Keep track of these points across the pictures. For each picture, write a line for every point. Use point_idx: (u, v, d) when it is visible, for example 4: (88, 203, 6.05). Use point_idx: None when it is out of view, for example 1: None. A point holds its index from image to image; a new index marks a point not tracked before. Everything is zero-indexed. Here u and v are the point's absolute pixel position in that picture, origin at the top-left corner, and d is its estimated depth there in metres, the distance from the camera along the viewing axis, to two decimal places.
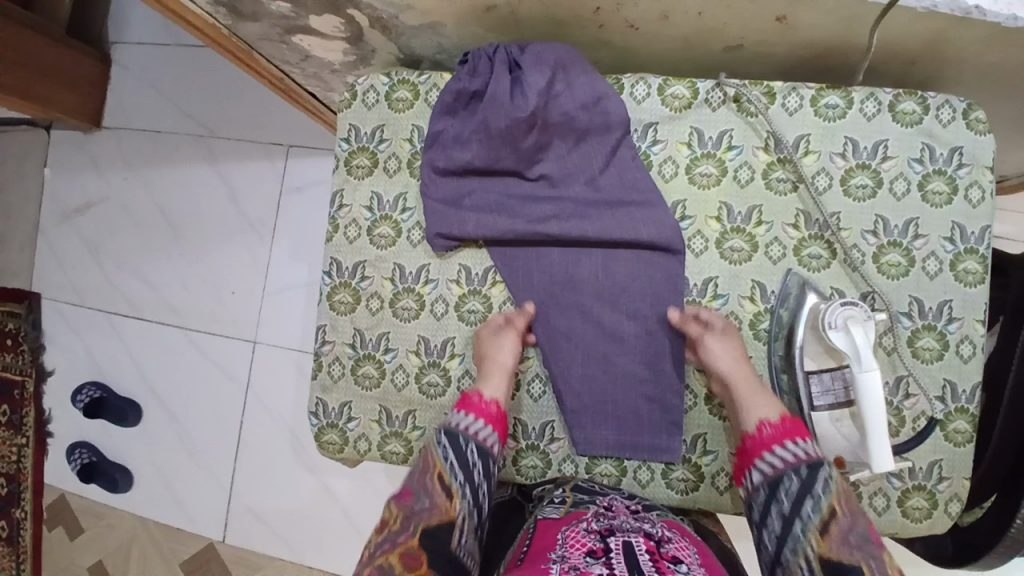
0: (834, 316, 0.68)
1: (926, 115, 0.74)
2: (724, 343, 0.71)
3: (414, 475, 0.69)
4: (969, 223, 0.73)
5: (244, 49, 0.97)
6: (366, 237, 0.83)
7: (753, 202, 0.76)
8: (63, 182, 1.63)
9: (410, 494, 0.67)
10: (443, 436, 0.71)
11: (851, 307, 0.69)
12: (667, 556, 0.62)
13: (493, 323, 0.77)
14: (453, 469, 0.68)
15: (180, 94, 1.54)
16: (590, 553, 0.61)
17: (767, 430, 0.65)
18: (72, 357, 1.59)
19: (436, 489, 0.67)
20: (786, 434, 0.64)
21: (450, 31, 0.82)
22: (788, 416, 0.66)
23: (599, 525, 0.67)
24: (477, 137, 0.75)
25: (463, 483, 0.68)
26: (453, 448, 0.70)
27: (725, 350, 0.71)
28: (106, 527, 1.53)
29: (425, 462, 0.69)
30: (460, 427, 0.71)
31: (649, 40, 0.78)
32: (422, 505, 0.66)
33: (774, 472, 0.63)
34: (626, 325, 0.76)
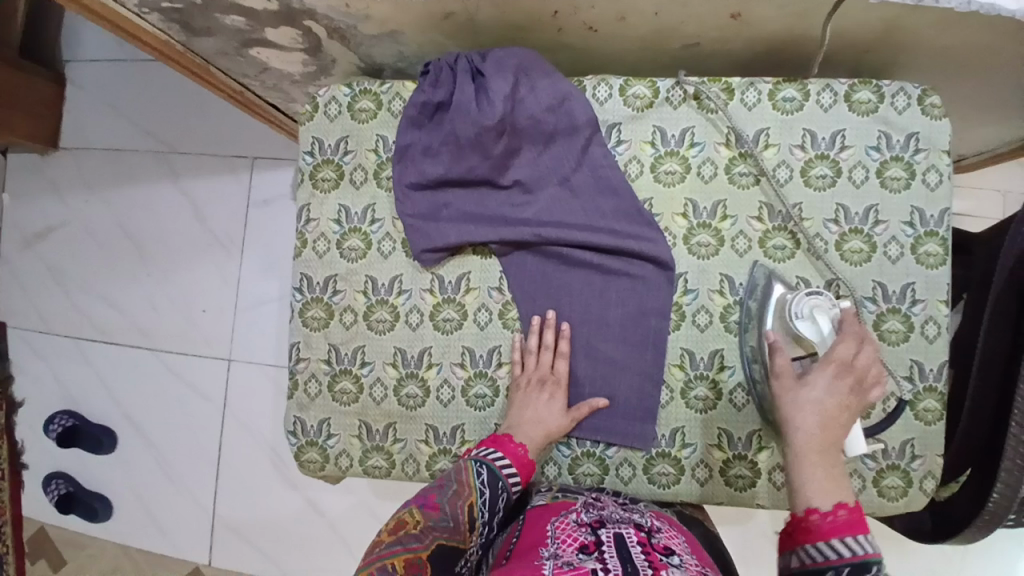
0: (800, 306, 0.69)
1: (881, 103, 0.75)
2: (816, 388, 0.62)
3: (443, 489, 0.67)
4: (927, 207, 0.75)
5: (201, 64, 0.95)
6: (336, 250, 0.82)
7: (717, 197, 0.77)
8: (21, 206, 1.58)
9: (436, 507, 0.65)
10: (483, 466, 0.70)
11: (815, 297, 0.70)
12: (658, 548, 0.62)
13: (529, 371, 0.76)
14: (483, 504, 0.68)
15: (139, 112, 1.51)
16: (581, 548, 0.61)
17: (813, 516, 0.58)
18: (42, 386, 1.55)
19: (463, 515, 0.66)
20: (843, 528, 0.56)
21: (409, 40, 0.81)
22: (846, 506, 0.57)
23: (589, 516, 0.68)
24: (447, 148, 0.75)
25: (487, 520, 0.68)
26: (489, 485, 0.69)
27: (816, 396, 0.62)
28: (87, 559, 1.49)
29: (459, 482, 0.68)
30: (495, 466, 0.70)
31: (609, 41, 0.78)
32: (447, 524, 0.64)
33: (817, 564, 0.56)
34: (605, 327, 0.77)
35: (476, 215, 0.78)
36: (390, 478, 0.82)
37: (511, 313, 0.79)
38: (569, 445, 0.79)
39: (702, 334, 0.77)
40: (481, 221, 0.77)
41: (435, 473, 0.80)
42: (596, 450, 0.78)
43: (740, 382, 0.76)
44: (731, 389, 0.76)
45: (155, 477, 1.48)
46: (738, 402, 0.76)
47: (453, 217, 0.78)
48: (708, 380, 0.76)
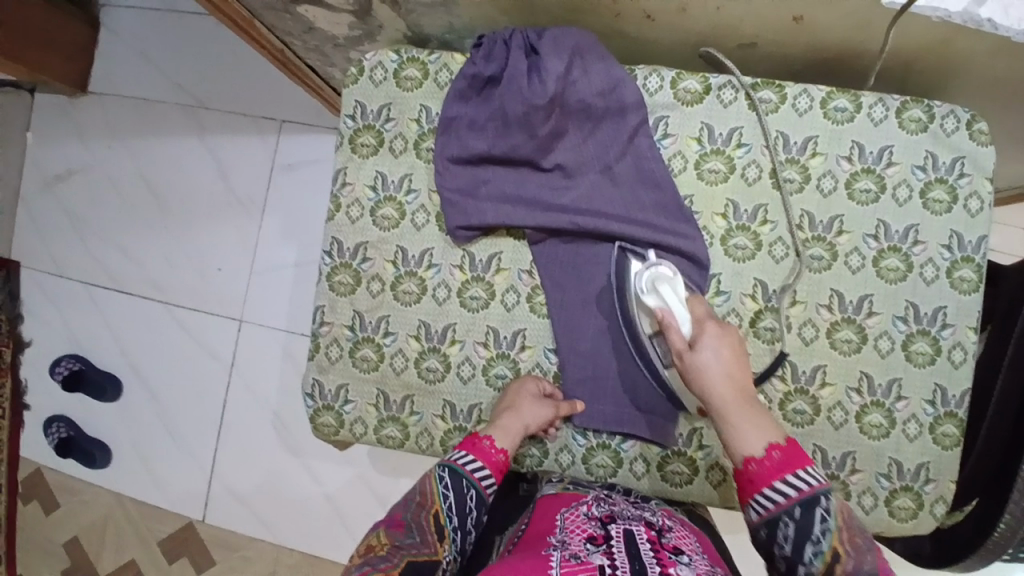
0: (642, 281, 0.72)
1: (932, 122, 0.75)
2: (707, 351, 0.65)
3: (408, 504, 0.66)
4: (967, 232, 0.75)
5: (246, 16, 0.94)
6: (369, 218, 0.81)
7: (759, 201, 0.76)
8: (45, 147, 1.58)
9: (401, 525, 0.64)
10: (445, 470, 0.69)
11: (655, 268, 0.72)
12: (668, 547, 0.62)
13: (528, 386, 0.76)
14: (449, 510, 0.67)
15: (171, 63, 1.50)
16: (590, 540, 0.61)
17: (752, 465, 0.60)
18: (51, 329, 1.55)
19: (429, 527, 0.64)
20: (780, 469, 0.58)
21: (461, 12, 0.81)
22: (778, 447, 0.60)
23: (600, 511, 0.68)
24: (493, 124, 0.75)
25: (456, 526, 0.66)
26: (453, 487, 0.68)
27: (710, 359, 0.64)
28: (81, 504, 1.50)
29: (422, 494, 0.67)
30: (461, 466, 0.70)
31: (663, 32, 0.77)
32: (414, 540, 0.62)
33: (771, 513, 0.57)
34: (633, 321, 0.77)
35: (514, 194, 0.77)
36: (403, 449, 0.83)
37: (538, 298, 0.79)
38: (585, 435, 0.79)
39: None
40: (518, 202, 0.77)
41: (448, 449, 0.80)
42: (611, 442, 0.78)
43: (764, 389, 0.76)
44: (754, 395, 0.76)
45: (156, 429, 1.49)
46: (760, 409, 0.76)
47: (491, 195, 0.78)
48: None
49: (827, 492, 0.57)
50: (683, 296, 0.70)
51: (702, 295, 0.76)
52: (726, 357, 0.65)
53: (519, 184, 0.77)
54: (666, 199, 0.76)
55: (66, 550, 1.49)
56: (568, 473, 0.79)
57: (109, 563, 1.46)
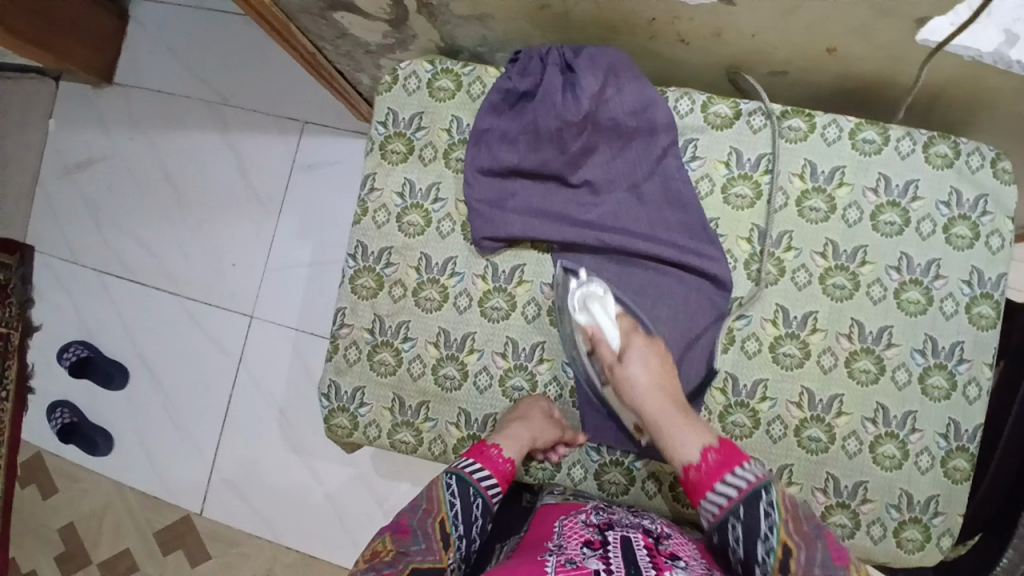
0: (574, 299, 0.76)
1: (956, 159, 0.76)
2: (633, 361, 0.71)
3: (415, 510, 0.67)
4: (987, 269, 0.75)
5: (282, 19, 0.95)
6: (395, 223, 0.82)
7: (784, 228, 0.77)
8: (67, 134, 1.59)
9: (407, 532, 0.65)
10: (453, 477, 0.69)
11: (587, 286, 0.76)
12: (665, 552, 0.62)
13: (540, 403, 0.77)
14: (456, 518, 0.66)
15: (198, 58, 1.52)
16: (587, 544, 0.62)
17: (692, 472, 0.62)
18: (61, 315, 1.55)
19: (435, 535, 0.65)
20: (717, 471, 0.60)
21: (497, 26, 0.82)
22: (712, 449, 0.62)
23: (599, 517, 0.69)
24: (524, 138, 0.76)
25: (462, 534, 0.66)
26: (460, 495, 0.68)
27: (635, 371, 0.70)
28: (80, 491, 1.50)
29: (430, 500, 0.67)
30: (469, 473, 0.70)
31: (696, 56, 0.78)
32: (419, 547, 0.63)
33: (720, 514, 0.59)
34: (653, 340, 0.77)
35: (541, 207, 0.78)
36: (415, 455, 0.83)
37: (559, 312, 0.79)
38: (598, 450, 0.79)
39: (748, 361, 0.77)
40: (545, 215, 0.78)
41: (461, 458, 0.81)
42: (624, 460, 0.78)
43: (780, 414, 0.76)
44: (770, 420, 0.76)
45: (160, 420, 1.48)
46: (775, 434, 0.76)
47: (518, 208, 0.78)
48: (748, 408, 0.76)
49: (769, 484, 0.58)
50: (613, 314, 0.75)
51: (723, 316, 0.77)
52: (649, 368, 0.70)
53: (547, 197, 0.78)
54: (692, 220, 0.77)
55: (62, 537, 1.48)
56: (580, 488, 0.80)
57: (104, 552, 1.45)
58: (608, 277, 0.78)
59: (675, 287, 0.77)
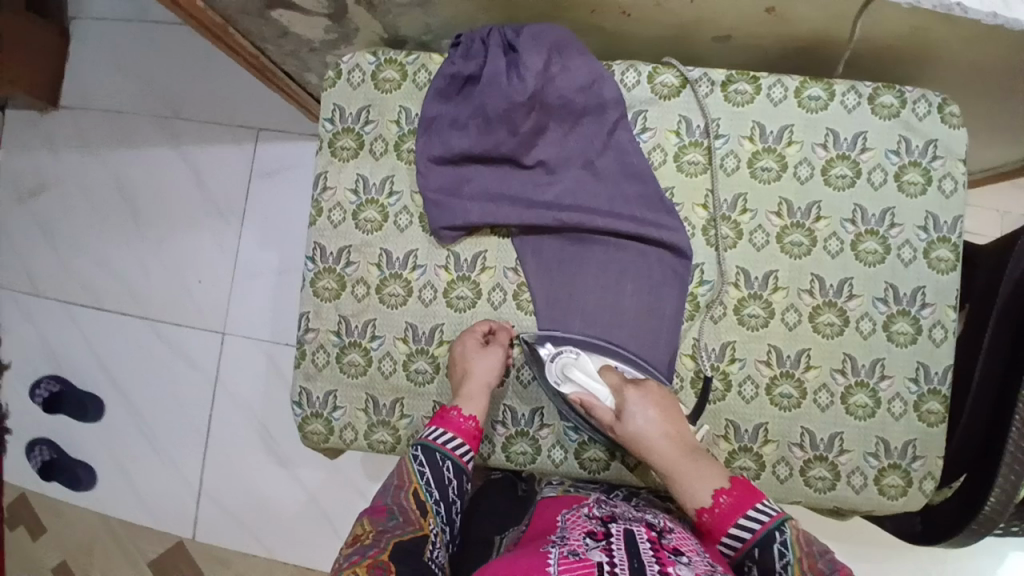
0: (553, 374, 0.74)
1: (903, 108, 0.76)
2: (636, 415, 0.69)
3: (387, 490, 0.67)
4: (942, 213, 0.76)
5: (220, 24, 0.92)
6: (352, 221, 0.81)
7: (738, 191, 0.77)
8: (16, 164, 1.54)
9: (383, 510, 0.65)
10: (419, 448, 0.69)
11: (561, 356, 0.74)
12: (669, 547, 0.59)
13: (468, 343, 0.75)
14: (428, 485, 0.67)
15: (144, 74, 1.48)
16: (589, 535, 0.61)
17: (707, 517, 0.63)
18: (28, 349, 1.51)
19: (410, 506, 0.65)
20: (730, 514, 0.62)
21: (437, 12, 0.80)
22: (724, 491, 0.63)
23: (601, 510, 0.67)
24: (474, 122, 0.75)
25: (438, 500, 0.67)
26: (428, 464, 0.68)
27: (641, 425, 0.68)
28: (66, 526, 1.46)
29: (400, 475, 0.68)
30: (432, 442, 0.70)
31: (639, 26, 0.78)
32: (397, 521, 0.64)
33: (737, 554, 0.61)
34: (620, 315, 0.77)
35: (497, 191, 0.77)
36: (394, 454, 0.82)
37: (525, 295, 0.78)
38: (577, 430, 0.78)
39: (716, 326, 0.77)
40: (501, 199, 0.77)
41: None
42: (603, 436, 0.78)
43: (750, 375, 0.76)
44: (741, 381, 0.77)
45: (141, 447, 1.46)
46: (748, 395, 0.76)
47: (473, 194, 0.77)
48: (719, 372, 0.77)
49: (783, 521, 0.60)
50: (593, 372, 0.74)
51: (686, 285, 0.77)
52: (654, 415, 0.69)
53: (501, 182, 0.77)
54: (648, 189, 0.76)
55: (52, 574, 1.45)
56: (561, 470, 0.79)
57: None
58: (569, 257, 0.78)
59: (637, 260, 0.77)
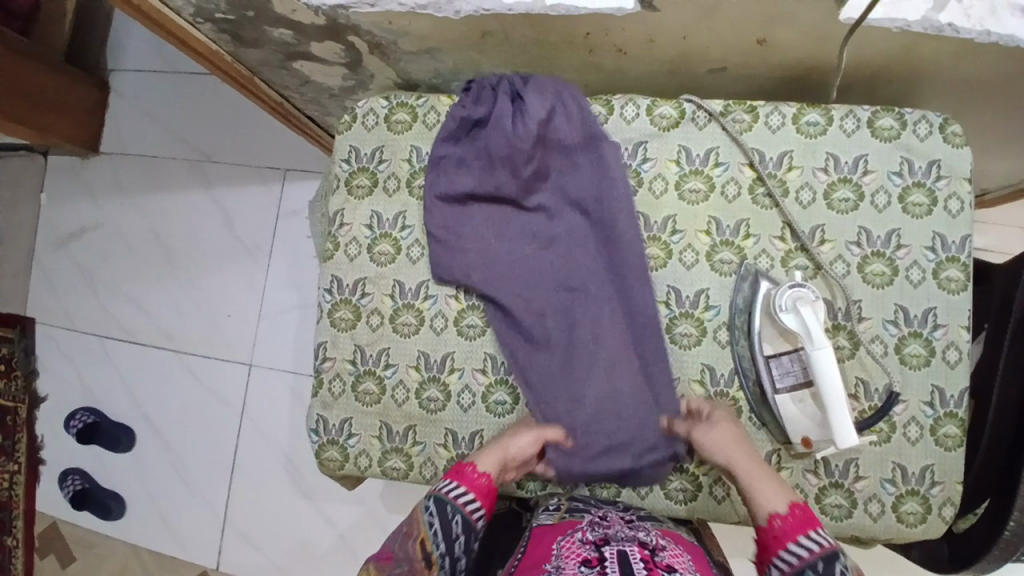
0: (783, 299, 0.70)
1: (903, 130, 0.77)
2: (721, 428, 0.72)
3: (397, 536, 0.70)
4: (949, 233, 0.76)
5: (246, 75, 0.99)
6: (366, 254, 0.84)
7: (740, 217, 0.79)
8: (59, 207, 1.64)
9: (389, 556, 0.69)
10: (431, 500, 0.71)
11: (799, 288, 0.70)
12: (661, 564, 0.63)
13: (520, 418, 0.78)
14: (435, 536, 0.69)
15: (178, 121, 1.57)
16: (585, 563, 0.62)
17: (777, 522, 0.65)
18: (65, 383, 1.58)
19: (417, 555, 0.68)
20: (799, 526, 0.64)
21: (446, 57, 0.85)
22: (797, 504, 0.66)
23: (594, 534, 0.68)
24: (479, 163, 0.80)
25: (444, 552, 0.69)
26: (438, 514, 0.70)
27: (724, 436, 0.72)
28: (97, 557, 1.50)
29: (410, 525, 0.70)
30: (446, 494, 0.71)
31: (637, 62, 0.81)
32: (402, 569, 0.67)
33: (794, 567, 0.63)
34: (619, 366, 0.77)
35: (499, 231, 0.81)
36: (408, 481, 0.83)
37: None
38: None
39: (727, 351, 0.77)
40: (501, 242, 0.81)
41: None
42: None
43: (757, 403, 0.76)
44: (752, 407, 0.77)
45: (170, 477, 1.50)
46: (759, 420, 0.77)
47: (475, 237, 0.81)
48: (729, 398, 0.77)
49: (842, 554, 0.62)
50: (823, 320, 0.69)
51: (690, 310, 0.78)
52: (735, 432, 0.72)
53: (502, 224, 0.81)
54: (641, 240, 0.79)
55: None
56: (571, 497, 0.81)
57: None
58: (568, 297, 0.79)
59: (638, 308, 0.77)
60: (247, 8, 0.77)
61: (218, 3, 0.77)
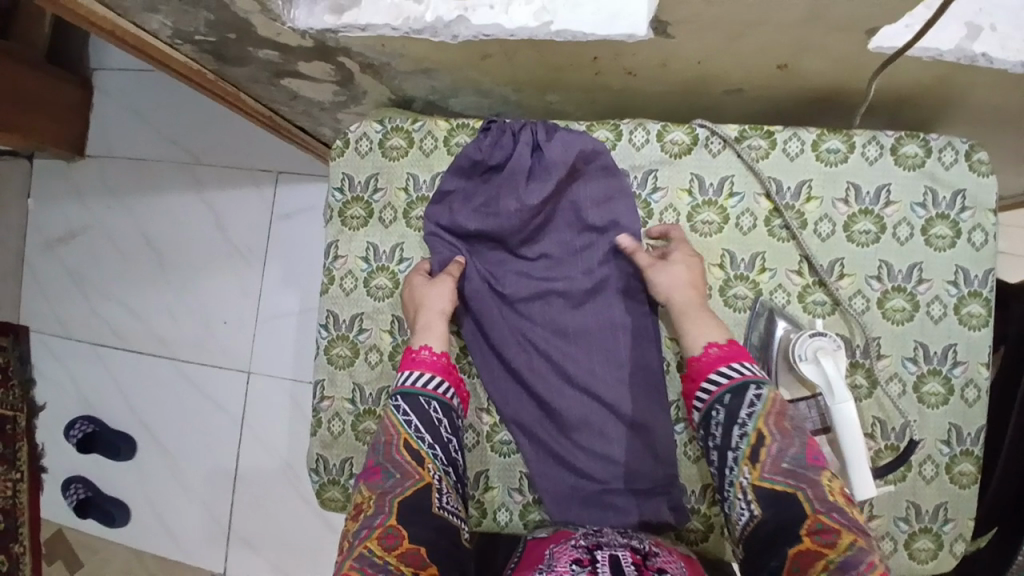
0: (803, 348, 0.68)
1: (928, 158, 0.73)
2: (664, 270, 0.72)
3: (377, 448, 0.66)
4: (972, 267, 0.73)
5: (231, 91, 0.93)
6: (363, 288, 0.81)
7: (756, 249, 0.75)
8: (47, 211, 1.59)
9: (377, 471, 0.64)
10: (401, 400, 0.69)
11: (818, 338, 0.68)
12: (652, 567, 0.60)
13: (416, 281, 0.76)
14: (417, 432, 0.67)
15: (166, 122, 1.51)
16: (576, 562, 0.60)
17: (693, 363, 0.68)
18: (63, 392, 1.56)
19: (405, 458, 0.65)
20: (715, 362, 0.66)
21: (442, 76, 0.80)
22: (717, 344, 0.67)
23: (587, 541, 0.66)
24: (487, 210, 0.76)
25: (430, 444, 0.66)
26: (411, 409, 0.68)
27: (666, 276, 0.71)
28: (103, 563, 1.50)
29: (387, 432, 0.67)
30: (410, 386, 0.70)
31: (647, 83, 0.76)
32: (394, 479, 0.63)
33: (706, 405, 0.65)
34: (604, 420, 0.75)
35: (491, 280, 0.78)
36: None
37: None
38: None
39: None
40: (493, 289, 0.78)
41: None
42: None
43: None
44: None
45: (173, 485, 1.49)
46: None
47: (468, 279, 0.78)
48: None
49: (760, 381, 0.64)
50: (843, 371, 0.68)
51: None
52: (684, 268, 0.72)
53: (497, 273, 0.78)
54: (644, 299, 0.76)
55: None
56: None
57: None
58: (570, 347, 0.76)
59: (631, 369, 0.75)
60: (230, 31, 0.72)
61: (198, 26, 0.72)
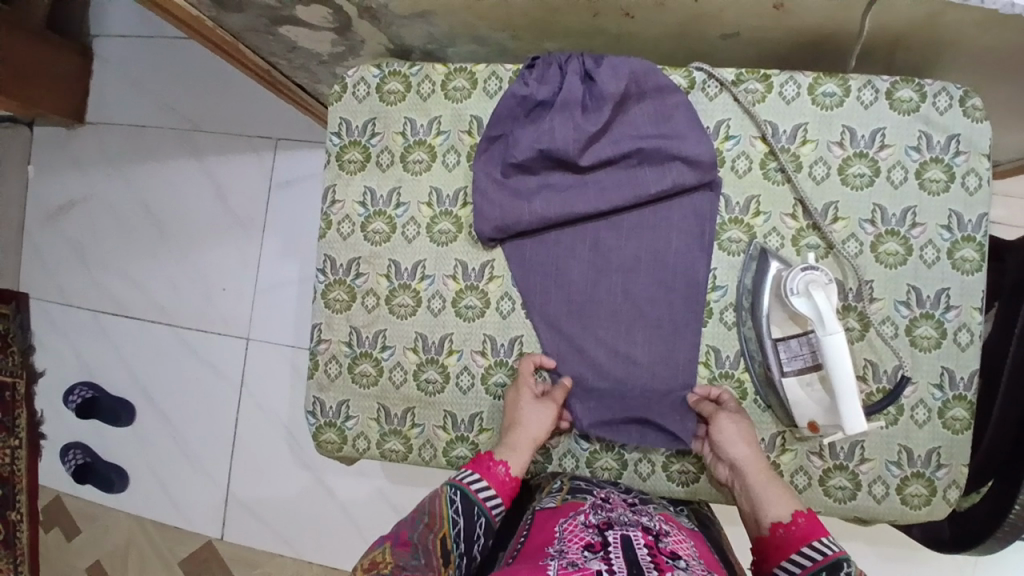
0: (793, 282, 0.68)
1: (923, 102, 0.73)
2: (736, 429, 0.71)
3: (415, 524, 0.64)
4: (966, 211, 0.73)
5: (229, 41, 0.93)
6: (360, 233, 0.81)
7: (750, 192, 0.75)
8: (47, 180, 1.60)
9: (407, 545, 0.62)
10: (457, 493, 0.67)
11: (811, 271, 0.68)
12: (665, 551, 0.59)
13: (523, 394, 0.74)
14: (457, 536, 0.64)
15: (165, 88, 1.51)
16: (587, 547, 0.58)
17: (780, 531, 0.63)
18: (63, 359, 1.57)
19: (435, 551, 0.62)
20: (803, 536, 0.62)
21: (440, 21, 0.80)
22: (802, 513, 0.64)
23: (597, 517, 0.64)
24: (539, 142, 0.73)
25: (462, 552, 0.65)
26: (463, 514, 0.65)
27: (737, 434, 0.70)
28: (101, 528, 1.52)
29: (432, 515, 0.65)
30: (468, 484, 0.67)
31: (644, 26, 0.76)
32: (418, 562, 0.60)
33: None
34: (640, 356, 0.75)
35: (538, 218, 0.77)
36: (407, 463, 0.82)
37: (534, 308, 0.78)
38: (588, 439, 0.78)
39: (737, 332, 0.75)
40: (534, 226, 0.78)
41: (452, 460, 0.80)
42: (615, 444, 0.77)
43: (756, 392, 0.75)
44: (757, 389, 0.75)
45: (171, 451, 1.50)
46: (763, 402, 0.75)
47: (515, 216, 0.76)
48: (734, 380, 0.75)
49: (849, 560, 0.59)
50: (836, 304, 0.67)
51: (699, 291, 0.75)
52: (748, 434, 0.71)
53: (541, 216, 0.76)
54: (686, 235, 0.75)
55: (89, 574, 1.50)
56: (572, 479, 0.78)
57: None
58: (622, 280, 0.76)
59: (670, 304, 0.75)
60: None
61: None
